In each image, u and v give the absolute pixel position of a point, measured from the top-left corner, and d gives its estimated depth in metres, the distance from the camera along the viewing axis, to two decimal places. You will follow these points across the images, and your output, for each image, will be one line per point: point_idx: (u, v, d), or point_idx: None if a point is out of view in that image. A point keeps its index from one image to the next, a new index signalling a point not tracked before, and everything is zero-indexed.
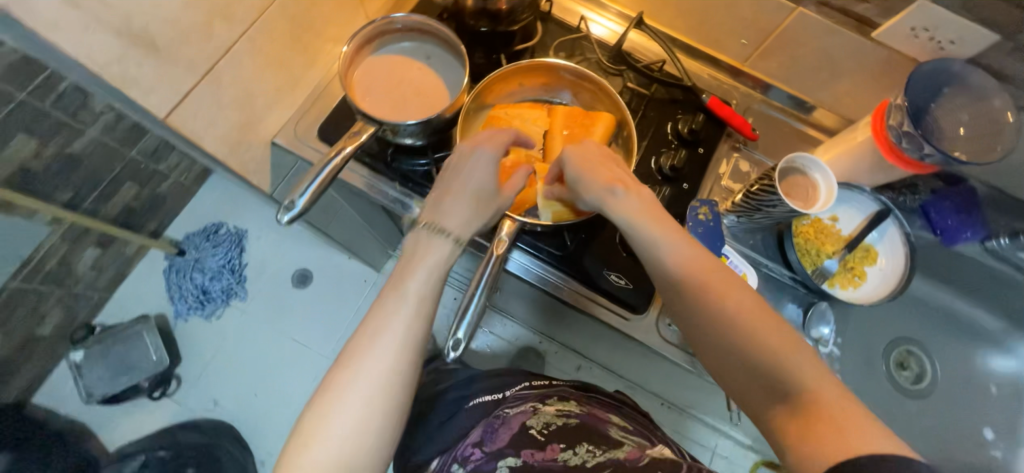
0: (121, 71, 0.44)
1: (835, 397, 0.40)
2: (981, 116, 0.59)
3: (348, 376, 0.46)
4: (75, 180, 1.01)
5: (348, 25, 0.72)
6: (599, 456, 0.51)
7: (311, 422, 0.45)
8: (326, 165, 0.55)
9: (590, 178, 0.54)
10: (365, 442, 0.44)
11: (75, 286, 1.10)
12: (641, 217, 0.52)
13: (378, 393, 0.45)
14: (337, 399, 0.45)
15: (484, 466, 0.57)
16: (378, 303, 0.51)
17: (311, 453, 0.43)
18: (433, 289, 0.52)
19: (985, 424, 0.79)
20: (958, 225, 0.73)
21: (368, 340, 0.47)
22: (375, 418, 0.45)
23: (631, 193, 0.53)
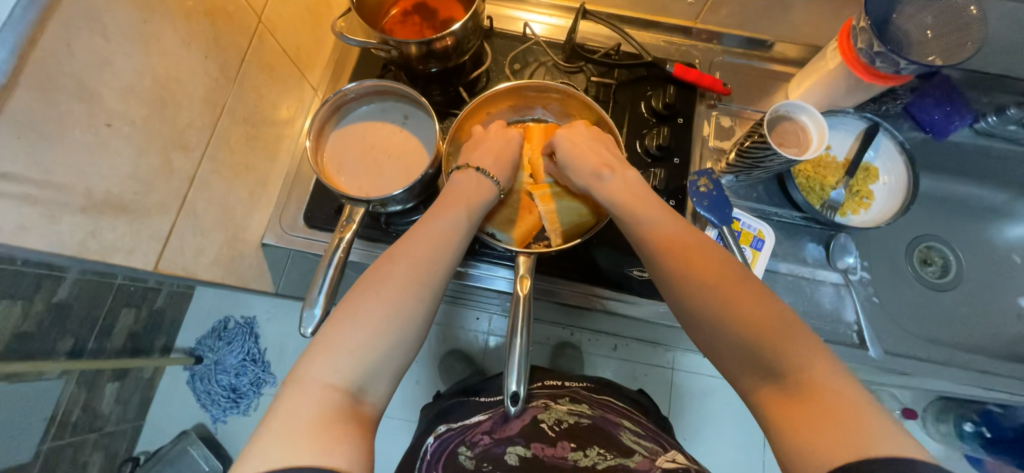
0: (99, 243, 0.43)
1: (834, 385, 0.35)
2: (944, 14, 0.60)
3: (380, 291, 0.44)
4: (72, 325, 0.83)
5: (299, 103, 0.70)
6: (610, 459, 0.55)
7: (337, 325, 0.42)
8: (331, 258, 0.53)
9: (580, 164, 0.56)
10: (389, 364, 0.42)
11: (107, 426, 1.00)
12: (627, 198, 0.52)
13: (408, 325, 0.44)
14: (367, 308, 0.43)
15: (494, 451, 0.58)
16: (410, 232, 0.49)
17: (335, 355, 0.41)
18: (463, 237, 0.51)
19: (1022, 294, 0.80)
20: (944, 117, 0.72)
21: (403, 265, 0.46)
22: (402, 347, 0.43)
23: (619, 177, 0.54)
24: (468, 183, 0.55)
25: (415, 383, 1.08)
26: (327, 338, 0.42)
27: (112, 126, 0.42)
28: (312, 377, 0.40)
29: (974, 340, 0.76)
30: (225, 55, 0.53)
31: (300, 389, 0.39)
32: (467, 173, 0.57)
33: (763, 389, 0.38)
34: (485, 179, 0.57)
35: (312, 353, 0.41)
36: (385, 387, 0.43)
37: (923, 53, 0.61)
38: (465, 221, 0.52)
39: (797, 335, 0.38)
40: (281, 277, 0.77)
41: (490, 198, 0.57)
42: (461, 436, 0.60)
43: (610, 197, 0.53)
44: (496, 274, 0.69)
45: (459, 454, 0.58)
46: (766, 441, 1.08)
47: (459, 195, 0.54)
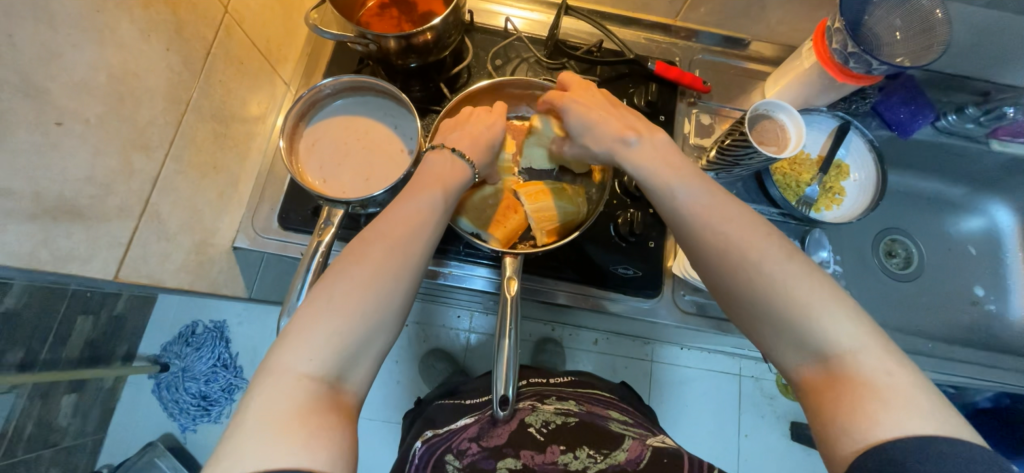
0: (53, 252, 0.40)
1: (880, 367, 0.36)
2: (911, 16, 0.63)
3: (358, 275, 0.40)
4: (22, 336, 0.76)
5: (270, 98, 0.67)
6: (600, 462, 0.53)
7: (309, 312, 0.38)
8: (309, 262, 0.50)
9: (600, 126, 0.53)
10: (370, 349, 0.39)
11: (64, 440, 0.94)
12: (651, 163, 0.49)
13: (389, 308, 0.40)
14: (342, 293, 0.39)
15: (482, 462, 0.54)
16: (386, 213, 0.45)
17: (310, 343, 0.37)
18: (444, 219, 0.47)
19: (975, 283, 0.85)
20: (911, 115, 0.75)
21: (380, 246, 0.42)
22: (384, 331, 0.40)
23: (644, 140, 0.51)
24: (443, 164, 0.50)
25: (396, 384, 1.06)
26: (300, 326, 0.38)
27: (64, 124, 0.38)
28: (285, 367, 0.36)
29: (932, 328, 0.80)
30: (188, 48, 0.50)
31: (274, 379, 0.36)
32: (444, 154, 0.51)
33: (807, 368, 0.38)
34: (459, 159, 0.51)
35: (285, 343, 0.37)
36: (366, 372, 0.40)
37: (893, 53, 0.63)
38: (442, 203, 0.47)
39: (843, 315, 0.38)
40: (255, 282, 0.74)
41: (463, 184, 0.51)
42: (447, 443, 0.57)
43: (638, 164, 0.50)
44: (470, 272, 0.68)
45: (445, 464, 0.54)
46: (740, 428, 1.11)
47: (434, 175, 0.49)
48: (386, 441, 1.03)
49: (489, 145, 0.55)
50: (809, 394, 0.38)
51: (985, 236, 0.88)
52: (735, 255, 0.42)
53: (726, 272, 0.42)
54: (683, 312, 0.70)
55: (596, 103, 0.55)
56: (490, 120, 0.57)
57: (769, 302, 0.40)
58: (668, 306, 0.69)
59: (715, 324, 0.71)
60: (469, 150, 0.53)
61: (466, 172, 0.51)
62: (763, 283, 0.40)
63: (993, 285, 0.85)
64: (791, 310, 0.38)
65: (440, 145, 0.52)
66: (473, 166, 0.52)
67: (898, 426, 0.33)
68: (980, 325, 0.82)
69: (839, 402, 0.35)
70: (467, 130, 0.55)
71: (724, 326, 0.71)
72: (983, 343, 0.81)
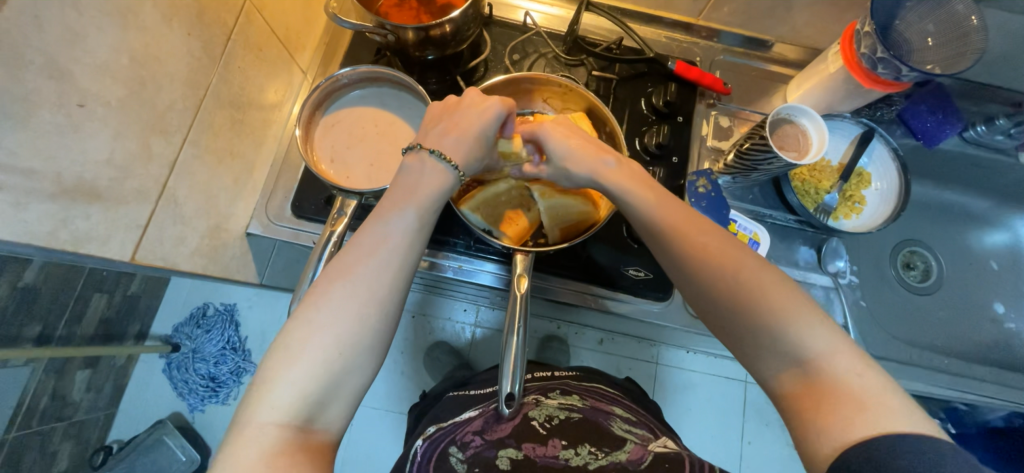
0: (72, 232, 0.40)
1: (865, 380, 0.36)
2: (945, 22, 0.61)
3: (321, 319, 0.39)
4: (39, 311, 0.78)
5: (287, 85, 0.67)
6: (602, 458, 0.53)
7: (274, 361, 0.38)
8: (321, 251, 0.50)
9: (575, 154, 0.51)
10: (342, 391, 0.38)
11: (77, 414, 0.96)
12: (635, 186, 0.48)
13: (356, 347, 0.39)
14: (307, 337, 0.38)
15: (485, 453, 0.54)
16: (350, 244, 0.43)
17: (276, 393, 0.36)
18: (416, 244, 0.44)
19: (995, 300, 0.83)
20: (937, 125, 0.73)
21: (344, 285, 0.40)
22: (354, 371, 0.39)
23: (622, 163, 0.50)
24: (418, 171, 0.47)
25: (401, 375, 1.07)
26: (266, 373, 0.37)
27: (86, 106, 0.39)
28: (251, 418, 0.36)
29: (949, 344, 0.78)
30: (209, 33, 0.50)
31: (243, 430, 0.36)
32: (421, 157, 0.47)
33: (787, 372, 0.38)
34: (439, 161, 0.47)
35: (252, 392, 0.37)
36: (342, 411, 0.39)
37: (923, 59, 0.61)
38: (413, 223, 0.44)
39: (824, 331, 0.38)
40: (266, 268, 0.74)
41: (446, 192, 0.47)
42: (450, 435, 0.57)
43: (620, 185, 0.48)
44: (478, 268, 0.68)
45: (449, 456, 0.54)
46: (743, 435, 1.11)
47: (406, 194, 0.46)
48: (389, 430, 1.04)
49: (477, 137, 0.49)
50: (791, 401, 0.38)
51: (1008, 251, 0.86)
52: (723, 268, 0.42)
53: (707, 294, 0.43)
54: (693, 318, 0.69)
55: (573, 131, 0.53)
56: (483, 105, 0.50)
57: (746, 315, 0.40)
58: (677, 310, 0.69)
59: None
60: (453, 148, 0.48)
61: (446, 173, 0.47)
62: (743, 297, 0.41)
63: (1015, 302, 0.83)
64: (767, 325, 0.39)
65: (417, 147, 0.48)
66: (456, 169, 0.47)
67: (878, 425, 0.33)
68: (998, 343, 0.80)
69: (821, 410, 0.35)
70: (451, 123, 0.50)
71: None
72: (1001, 362, 0.79)
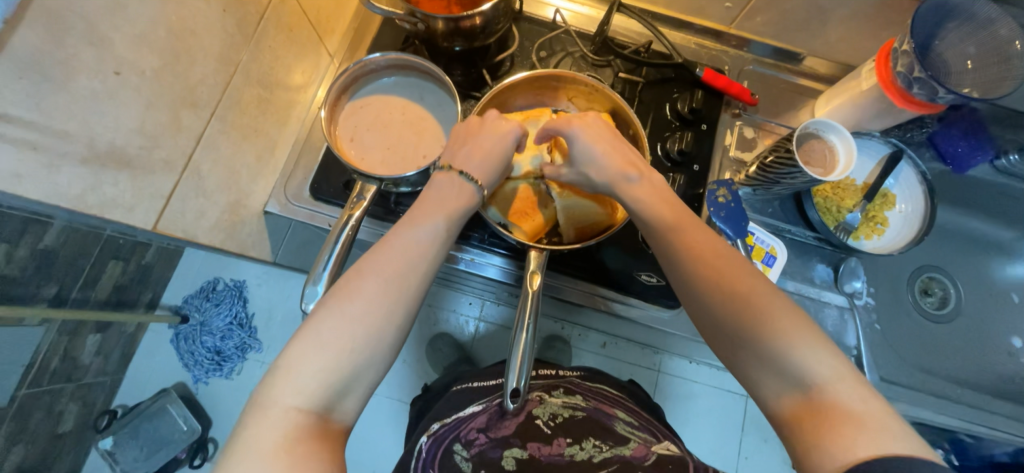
0: (99, 197, 0.41)
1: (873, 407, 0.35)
2: (986, 45, 0.59)
3: (347, 313, 0.39)
4: (57, 273, 0.80)
5: (313, 67, 0.67)
6: (606, 450, 0.54)
7: (297, 348, 0.38)
8: (338, 235, 0.50)
9: (604, 159, 0.51)
10: (360, 384, 0.39)
11: (86, 377, 0.98)
12: (654, 204, 0.49)
13: (381, 342, 0.40)
14: (333, 329, 0.39)
15: (489, 452, 0.55)
16: (381, 242, 0.44)
17: (298, 380, 0.37)
18: (443, 249, 0.46)
19: (1014, 334, 0.81)
20: (968, 150, 0.72)
21: (374, 282, 0.41)
22: (375, 367, 0.40)
23: (645, 177, 0.50)
24: (445, 187, 0.49)
25: (404, 363, 1.07)
26: (289, 361, 0.38)
27: (121, 74, 0.39)
28: (272, 403, 0.36)
29: (962, 373, 0.77)
30: (243, 11, 0.50)
31: (262, 415, 0.36)
32: (450, 177, 0.49)
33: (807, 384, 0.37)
34: (468, 183, 0.49)
35: (274, 377, 0.37)
36: (357, 404, 0.40)
37: (961, 82, 0.60)
38: (443, 230, 0.46)
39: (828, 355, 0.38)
40: (279, 248, 0.75)
41: (473, 205, 0.50)
42: (455, 432, 0.57)
43: (641, 201, 0.49)
44: (490, 262, 0.68)
45: (454, 453, 0.55)
46: (741, 449, 1.10)
47: (437, 200, 0.48)
48: (388, 417, 1.04)
49: (501, 161, 0.53)
50: (798, 414, 0.37)
51: None
52: (725, 287, 0.42)
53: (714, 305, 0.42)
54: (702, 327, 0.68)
55: (601, 133, 0.53)
56: (503, 129, 0.53)
57: (755, 341, 0.40)
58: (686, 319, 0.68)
59: None
60: (478, 171, 0.51)
61: (473, 193, 0.50)
62: (746, 314, 0.40)
63: None
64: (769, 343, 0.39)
65: (449, 167, 0.50)
66: (482, 189, 0.50)
67: (881, 445, 0.32)
68: (1014, 377, 0.78)
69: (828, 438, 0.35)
70: (478, 145, 0.52)
71: None
72: (1014, 396, 0.77)
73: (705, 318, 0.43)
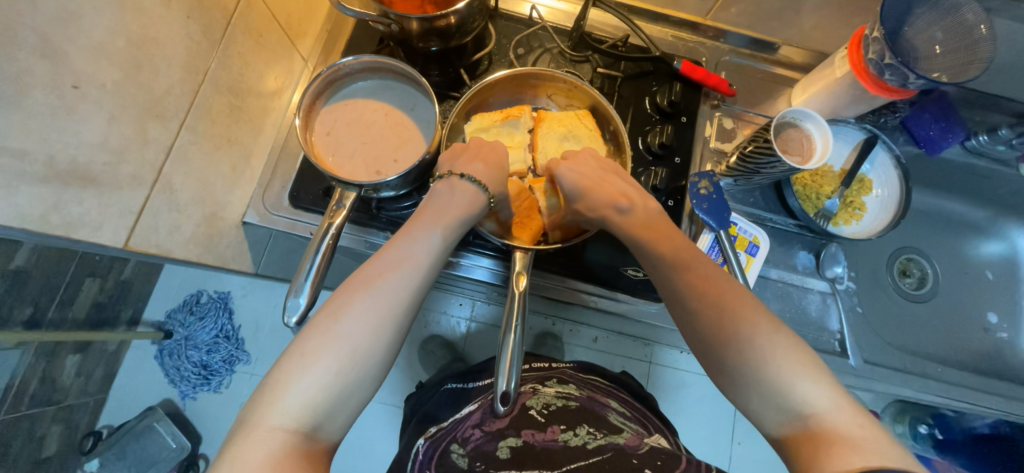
0: (63, 216, 0.39)
1: (849, 419, 0.37)
2: (953, 30, 0.61)
3: (335, 331, 0.39)
4: (30, 293, 0.77)
5: (287, 73, 0.66)
6: (600, 438, 0.53)
7: (284, 367, 0.38)
8: (319, 244, 0.49)
9: (593, 196, 0.54)
10: (349, 402, 0.38)
11: (67, 398, 0.95)
12: (640, 233, 0.51)
13: (371, 360, 0.39)
14: (319, 348, 0.38)
15: (485, 446, 0.55)
16: (374, 259, 0.44)
17: (284, 398, 0.36)
18: (437, 263, 0.46)
19: (989, 310, 0.83)
20: (941, 133, 0.73)
21: (364, 297, 0.41)
22: (365, 384, 0.39)
23: (636, 207, 0.53)
24: (447, 195, 0.50)
25: (396, 367, 1.07)
26: (276, 381, 0.37)
27: (80, 88, 0.38)
28: (258, 423, 0.35)
29: (942, 351, 0.79)
30: (209, 17, 0.49)
31: (249, 434, 0.35)
32: (451, 183, 0.51)
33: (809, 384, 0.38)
34: (469, 184, 0.51)
35: (260, 398, 0.37)
36: (347, 420, 0.39)
37: (931, 67, 0.61)
38: (438, 244, 0.46)
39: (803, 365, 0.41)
40: (261, 257, 0.73)
41: (473, 215, 0.51)
42: (451, 434, 0.58)
43: (630, 233, 0.52)
44: (477, 264, 0.68)
45: (450, 452, 0.55)
46: (733, 434, 1.11)
47: (434, 216, 0.48)
48: (382, 424, 1.03)
49: (500, 169, 0.54)
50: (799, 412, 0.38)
51: (1005, 262, 0.86)
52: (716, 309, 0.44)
53: (705, 327, 0.45)
54: None
55: (589, 171, 0.56)
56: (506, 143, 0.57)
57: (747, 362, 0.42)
58: None
59: None
60: (481, 174, 0.52)
61: (478, 196, 0.51)
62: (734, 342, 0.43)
63: (1008, 312, 0.83)
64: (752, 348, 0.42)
65: (448, 174, 0.51)
66: (486, 190, 0.51)
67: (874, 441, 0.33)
68: (990, 352, 0.81)
69: (820, 443, 0.37)
70: (482, 153, 0.55)
71: None
72: (992, 370, 0.80)
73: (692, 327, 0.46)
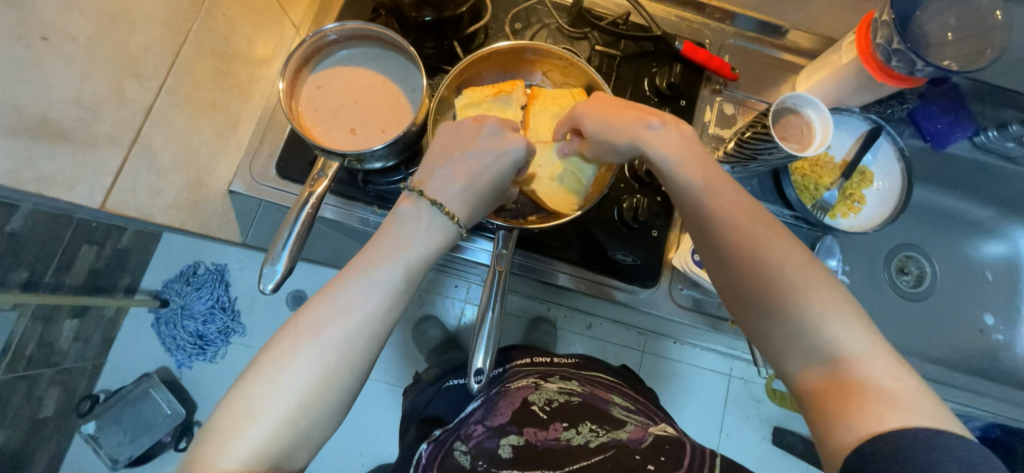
0: (35, 172, 0.38)
1: (880, 376, 0.36)
2: (968, 16, 0.58)
3: (287, 374, 0.39)
4: (27, 257, 0.78)
5: (278, 40, 0.64)
6: (602, 435, 0.53)
7: (233, 409, 0.38)
8: (297, 216, 0.48)
9: (617, 124, 0.49)
10: (304, 442, 0.39)
11: (65, 362, 0.96)
12: (680, 152, 0.47)
13: (326, 402, 0.40)
14: (268, 396, 0.38)
15: (485, 443, 0.56)
16: (327, 295, 0.43)
17: (233, 442, 0.37)
18: (399, 298, 0.45)
19: (986, 311, 0.82)
20: (947, 127, 0.71)
21: (314, 344, 0.40)
22: (319, 425, 0.40)
23: (668, 126, 0.48)
24: (411, 222, 0.46)
25: (390, 346, 1.07)
26: (224, 427, 0.38)
27: (49, 40, 0.38)
28: (208, 467, 0.36)
29: (935, 351, 0.78)
30: None
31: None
32: (418, 205, 0.47)
33: (817, 369, 0.38)
34: (436, 212, 0.46)
35: (212, 437, 0.37)
36: (304, 457, 0.40)
37: (941, 55, 0.58)
38: (397, 279, 0.44)
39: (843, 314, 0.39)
40: (250, 228, 0.73)
41: (440, 243, 0.47)
42: (456, 433, 0.59)
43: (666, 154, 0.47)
44: (470, 245, 0.67)
45: (454, 450, 0.56)
46: (722, 426, 1.11)
47: (392, 247, 0.45)
48: (373, 400, 1.04)
49: (484, 187, 0.49)
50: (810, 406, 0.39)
51: (1006, 263, 0.84)
52: None
53: None
54: (677, 306, 0.69)
55: (605, 101, 0.51)
56: (499, 145, 0.49)
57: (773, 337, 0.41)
58: (661, 298, 0.68)
59: (706, 320, 0.70)
60: (455, 200, 0.47)
61: (444, 225, 0.47)
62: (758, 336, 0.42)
63: (1005, 313, 0.82)
64: (791, 304, 0.40)
65: (415, 192, 0.47)
66: (457, 222, 0.47)
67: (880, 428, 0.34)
68: (983, 354, 0.80)
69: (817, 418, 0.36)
70: (461, 165, 0.48)
71: (716, 324, 0.70)
72: (984, 371, 0.79)
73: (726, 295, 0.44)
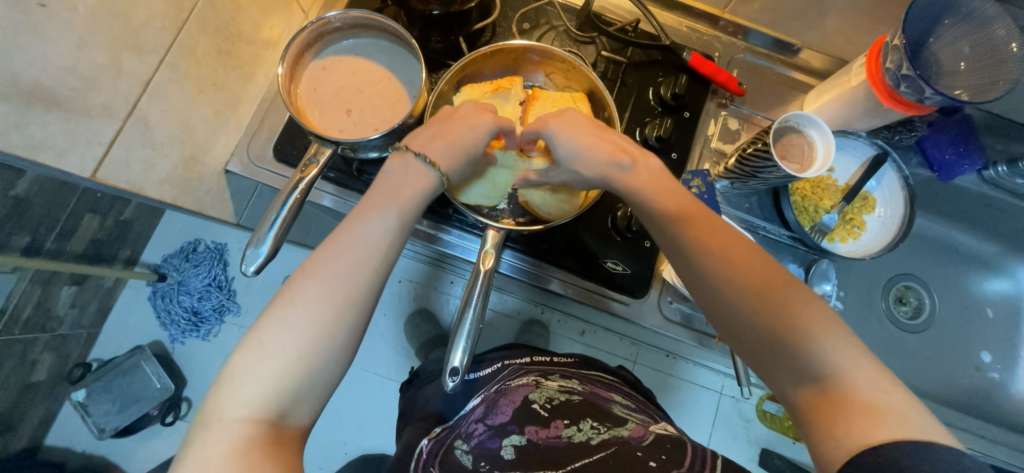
0: (24, 137, 0.38)
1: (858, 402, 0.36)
2: (981, 46, 0.57)
3: (293, 319, 0.38)
4: (30, 222, 0.79)
5: (286, 24, 0.65)
6: (604, 432, 0.52)
7: (243, 357, 0.38)
8: (287, 196, 0.49)
9: (589, 153, 0.50)
10: (314, 387, 0.39)
11: (61, 328, 0.97)
12: (649, 190, 0.48)
13: (334, 345, 0.39)
14: (279, 337, 0.38)
15: (487, 443, 0.54)
16: (326, 243, 0.42)
17: (245, 388, 0.36)
18: (398, 243, 0.44)
19: (983, 349, 0.80)
20: (956, 158, 0.69)
21: (319, 287, 0.40)
22: (329, 370, 0.39)
23: (638, 164, 0.49)
24: (401, 173, 0.46)
25: (382, 337, 1.07)
26: (234, 375, 0.37)
27: (47, 6, 0.38)
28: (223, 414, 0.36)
29: (928, 385, 0.77)
30: None
31: (212, 424, 0.36)
32: (405, 159, 0.47)
33: (797, 393, 0.38)
34: (423, 165, 0.47)
35: (224, 385, 0.37)
36: (314, 405, 0.39)
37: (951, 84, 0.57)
38: (395, 225, 0.44)
39: (832, 331, 0.38)
40: (246, 209, 0.73)
41: (431, 192, 0.48)
42: (456, 431, 0.58)
43: (637, 189, 0.48)
44: (462, 243, 0.67)
45: (454, 449, 0.55)
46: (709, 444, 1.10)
47: (388, 193, 0.45)
48: (359, 389, 1.04)
49: (465, 148, 0.49)
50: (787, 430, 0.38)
51: (1008, 301, 0.82)
52: None
53: None
54: (665, 319, 0.68)
55: (578, 125, 0.51)
56: (475, 118, 0.51)
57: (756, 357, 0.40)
58: (650, 309, 0.67)
59: (696, 336, 0.69)
60: (442, 155, 0.48)
61: (433, 178, 0.47)
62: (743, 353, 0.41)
63: (1003, 352, 0.80)
64: (783, 321, 0.39)
65: (402, 148, 0.48)
66: (440, 173, 0.48)
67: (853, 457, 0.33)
68: (977, 391, 0.78)
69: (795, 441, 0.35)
70: (443, 129, 0.49)
71: (705, 340, 0.69)
72: (976, 409, 0.78)
73: (716, 312, 0.43)
